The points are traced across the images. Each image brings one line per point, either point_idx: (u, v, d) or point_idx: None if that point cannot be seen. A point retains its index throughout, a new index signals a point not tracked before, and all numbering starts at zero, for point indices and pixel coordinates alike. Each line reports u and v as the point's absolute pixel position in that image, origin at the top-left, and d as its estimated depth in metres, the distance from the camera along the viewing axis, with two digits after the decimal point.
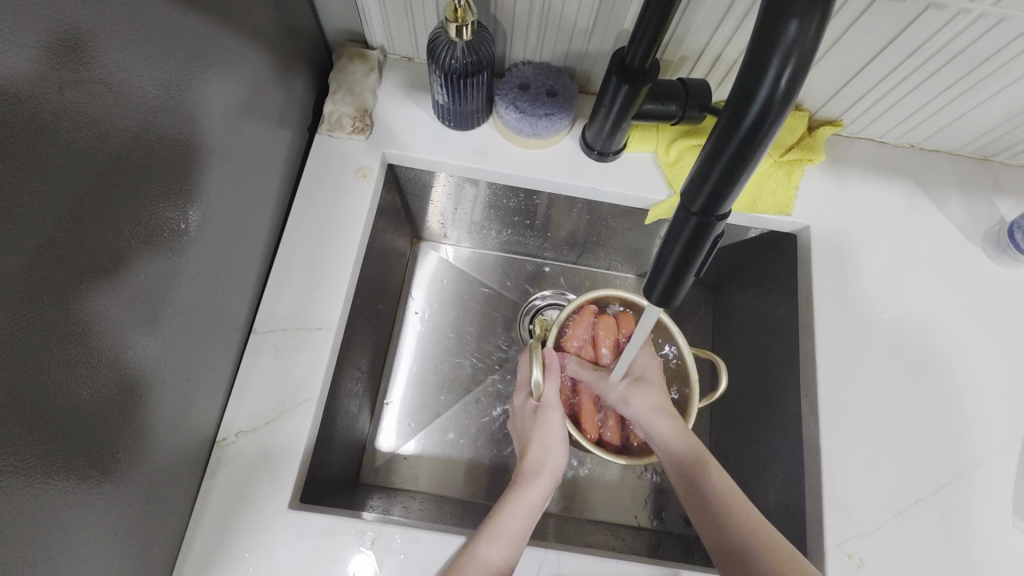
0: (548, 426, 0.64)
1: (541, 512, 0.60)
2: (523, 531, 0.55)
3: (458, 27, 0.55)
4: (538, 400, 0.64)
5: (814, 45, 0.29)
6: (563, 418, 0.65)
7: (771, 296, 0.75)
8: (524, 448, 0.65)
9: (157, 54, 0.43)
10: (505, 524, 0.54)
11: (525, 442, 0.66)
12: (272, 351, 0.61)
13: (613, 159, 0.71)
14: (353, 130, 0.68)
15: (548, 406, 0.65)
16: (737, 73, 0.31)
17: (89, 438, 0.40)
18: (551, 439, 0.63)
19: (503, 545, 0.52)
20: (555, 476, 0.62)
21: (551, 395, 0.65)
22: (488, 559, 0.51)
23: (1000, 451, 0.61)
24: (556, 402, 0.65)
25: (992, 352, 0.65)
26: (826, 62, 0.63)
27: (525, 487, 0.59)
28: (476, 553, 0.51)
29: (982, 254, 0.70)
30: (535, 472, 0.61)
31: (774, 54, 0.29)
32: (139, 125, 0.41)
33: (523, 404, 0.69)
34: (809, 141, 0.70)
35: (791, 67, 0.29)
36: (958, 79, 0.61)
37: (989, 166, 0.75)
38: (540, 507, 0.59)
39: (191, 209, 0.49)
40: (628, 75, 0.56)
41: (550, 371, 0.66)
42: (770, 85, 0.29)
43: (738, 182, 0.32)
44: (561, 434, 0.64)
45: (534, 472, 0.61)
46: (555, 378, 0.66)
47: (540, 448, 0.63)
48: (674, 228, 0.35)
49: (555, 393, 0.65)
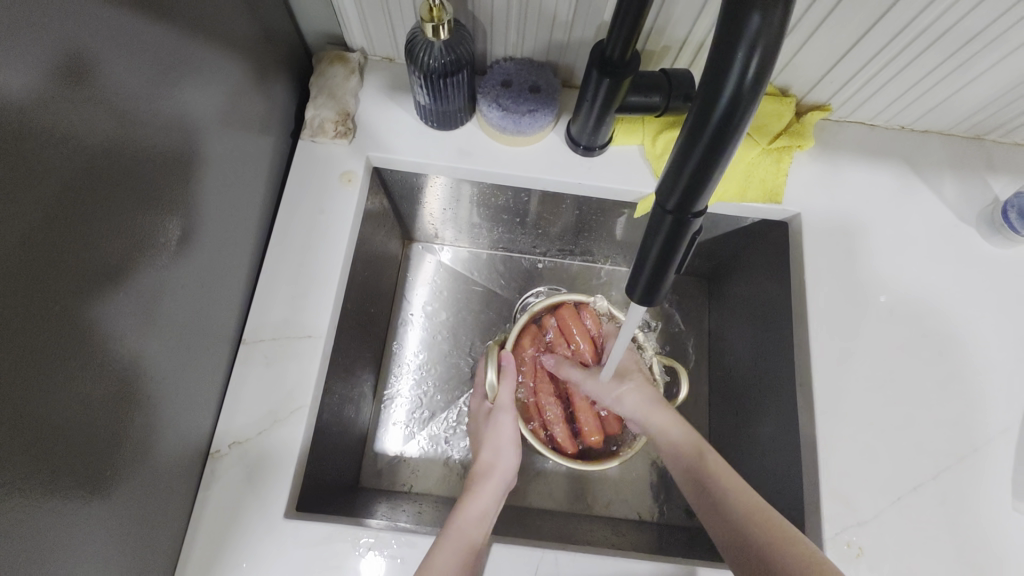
0: (498, 428, 0.65)
1: (496, 511, 0.60)
2: (479, 529, 0.55)
3: (435, 26, 0.54)
4: (492, 401, 0.66)
5: (779, 34, 0.29)
6: (517, 421, 0.66)
7: (765, 286, 0.74)
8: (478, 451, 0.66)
9: (124, 67, 0.42)
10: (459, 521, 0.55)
11: (479, 446, 0.67)
12: (262, 361, 0.60)
13: (600, 153, 0.70)
14: (335, 135, 0.68)
15: (500, 408, 0.66)
16: (704, 65, 0.30)
17: (74, 456, 0.40)
18: (501, 441, 0.64)
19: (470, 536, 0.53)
20: (506, 481, 0.63)
21: (505, 397, 0.67)
22: (439, 564, 0.50)
23: (1000, 434, 0.61)
24: (510, 405, 0.66)
25: (987, 333, 0.65)
26: (812, 45, 0.62)
27: (479, 488, 0.60)
28: (429, 561, 0.50)
29: (977, 234, 0.69)
30: (487, 474, 0.62)
31: (739, 47, 0.28)
32: (109, 140, 0.41)
33: (478, 406, 0.71)
34: (798, 127, 0.69)
35: (757, 59, 0.28)
36: (946, 58, 0.60)
37: (982, 144, 0.74)
38: (497, 506, 0.60)
39: (171, 224, 0.49)
40: (609, 68, 0.55)
41: (506, 374, 0.67)
42: (737, 77, 0.29)
43: (713, 179, 0.31)
44: (513, 438, 0.65)
45: (484, 474, 0.62)
46: (510, 382, 0.67)
47: (492, 451, 0.64)
48: (652, 226, 0.35)
49: (510, 395, 0.66)
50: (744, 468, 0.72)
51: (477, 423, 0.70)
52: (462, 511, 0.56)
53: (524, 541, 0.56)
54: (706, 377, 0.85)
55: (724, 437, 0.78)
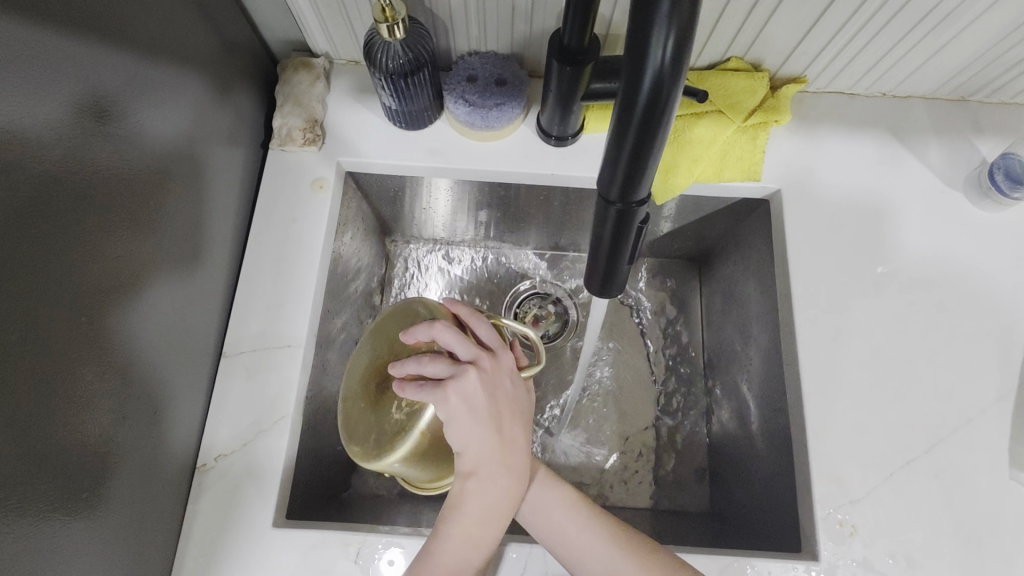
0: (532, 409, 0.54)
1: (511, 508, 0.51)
2: (492, 535, 0.49)
3: (389, 27, 0.53)
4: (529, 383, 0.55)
5: (695, 8, 0.28)
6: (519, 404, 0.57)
7: (753, 266, 0.73)
8: (514, 426, 0.50)
9: (68, 89, 0.40)
10: (469, 530, 0.48)
11: (515, 419, 0.50)
12: (243, 373, 0.61)
13: (572, 142, 0.69)
14: (304, 142, 0.67)
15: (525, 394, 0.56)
16: (624, 48, 0.30)
17: (47, 484, 0.39)
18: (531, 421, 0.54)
19: (477, 548, 0.48)
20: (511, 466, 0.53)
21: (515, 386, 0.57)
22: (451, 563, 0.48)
23: (994, 403, 0.59)
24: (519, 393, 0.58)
25: (978, 302, 0.63)
26: (779, 17, 0.60)
27: (501, 485, 0.49)
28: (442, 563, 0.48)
29: (965, 200, 0.68)
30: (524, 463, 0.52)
31: (654, 31, 0.28)
32: (57, 165, 0.39)
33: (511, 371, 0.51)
34: (772, 102, 0.68)
35: (672, 42, 0.28)
36: (919, 20, 0.59)
37: (967, 106, 0.71)
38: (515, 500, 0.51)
39: (138, 242, 0.48)
40: (568, 56, 0.54)
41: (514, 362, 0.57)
42: (656, 69, 0.29)
43: (648, 171, 0.33)
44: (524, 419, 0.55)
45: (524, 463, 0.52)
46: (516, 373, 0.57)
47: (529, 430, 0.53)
48: (600, 214, 0.38)
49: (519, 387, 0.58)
50: (741, 451, 0.71)
51: (515, 394, 0.50)
52: (471, 520, 0.48)
53: (517, 538, 0.56)
54: (701, 362, 0.84)
55: (721, 421, 0.77)
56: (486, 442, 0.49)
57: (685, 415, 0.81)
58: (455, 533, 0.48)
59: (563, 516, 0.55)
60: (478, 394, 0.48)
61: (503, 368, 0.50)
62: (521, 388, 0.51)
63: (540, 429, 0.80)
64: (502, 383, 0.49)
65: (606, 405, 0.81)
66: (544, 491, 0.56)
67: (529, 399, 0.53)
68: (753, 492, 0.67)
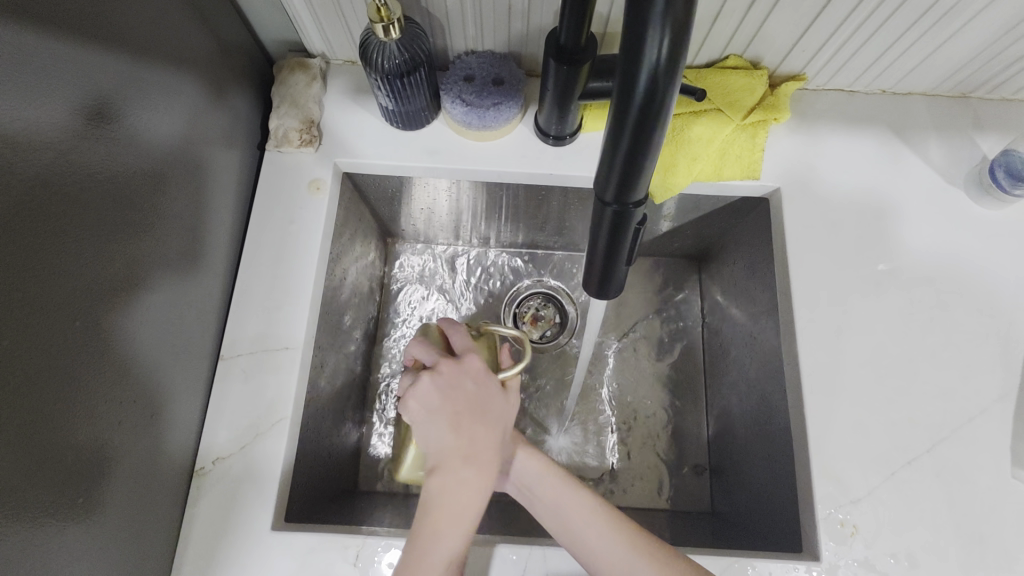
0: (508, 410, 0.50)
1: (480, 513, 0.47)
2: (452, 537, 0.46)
3: (384, 26, 0.53)
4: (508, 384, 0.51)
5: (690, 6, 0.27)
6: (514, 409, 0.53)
7: (753, 265, 0.72)
8: (476, 424, 0.48)
9: (60, 92, 0.40)
10: (429, 534, 0.46)
11: (475, 417, 0.48)
12: (241, 376, 0.60)
13: (570, 142, 0.69)
14: (301, 143, 0.67)
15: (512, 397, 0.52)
16: (619, 47, 0.29)
17: (41, 491, 0.39)
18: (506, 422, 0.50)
19: (437, 551, 0.45)
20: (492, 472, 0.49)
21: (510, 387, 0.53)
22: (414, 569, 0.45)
23: (996, 401, 0.59)
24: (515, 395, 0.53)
25: (979, 299, 0.63)
26: (777, 15, 0.60)
27: (461, 484, 0.47)
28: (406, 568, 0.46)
29: (965, 197, 0.67)
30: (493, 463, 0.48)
31: (649, 30, 0.27)
32: (48, 169, 0.39)
33: (476, 370, 0.49)
34: (771, 100, 0.67)
35: (668, 40, 0.27)
36: (918, 17, 0.58)
37: (967, 103, 0.71)
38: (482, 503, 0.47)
39: (132, 244, 0.48)
40: (565, 55, 0.53)
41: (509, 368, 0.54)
42: (651, 68, 0.28)
43: (644, 172, 0.33)
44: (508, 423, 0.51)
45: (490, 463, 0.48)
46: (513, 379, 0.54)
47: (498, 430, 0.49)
48: (597, 215, 0.38)
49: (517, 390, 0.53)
50: (742, 451, 0.71)
51: (475, 391, 0.49)
52: (431, 521, 0.46)
53: (515, 540, 0.56)
54: (701, 361, 0.84)
55: (721, 421, 0.77)
56: (442, 439, 0.47)
57: (685, 414, 0.81)
58: (418, 536, 0.46)
59: (580, 522, 0.53)
60: (433, 395, 0.48)
61: (464, 370, 0.49)
62: (485, 386, 0.49)
63: (539, 429, 0.80)
64: (460, 383, 0.48)
65: (606, 405, 0.81)
66: (560, 496, 0.55)
67: (501, 397, 0.50)
68: (754, 492, 0.67)
